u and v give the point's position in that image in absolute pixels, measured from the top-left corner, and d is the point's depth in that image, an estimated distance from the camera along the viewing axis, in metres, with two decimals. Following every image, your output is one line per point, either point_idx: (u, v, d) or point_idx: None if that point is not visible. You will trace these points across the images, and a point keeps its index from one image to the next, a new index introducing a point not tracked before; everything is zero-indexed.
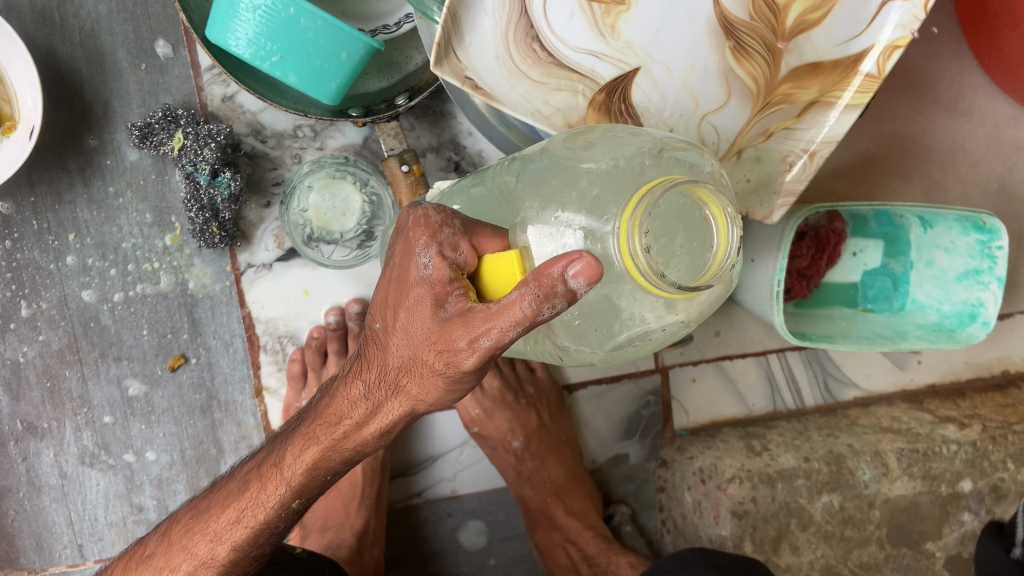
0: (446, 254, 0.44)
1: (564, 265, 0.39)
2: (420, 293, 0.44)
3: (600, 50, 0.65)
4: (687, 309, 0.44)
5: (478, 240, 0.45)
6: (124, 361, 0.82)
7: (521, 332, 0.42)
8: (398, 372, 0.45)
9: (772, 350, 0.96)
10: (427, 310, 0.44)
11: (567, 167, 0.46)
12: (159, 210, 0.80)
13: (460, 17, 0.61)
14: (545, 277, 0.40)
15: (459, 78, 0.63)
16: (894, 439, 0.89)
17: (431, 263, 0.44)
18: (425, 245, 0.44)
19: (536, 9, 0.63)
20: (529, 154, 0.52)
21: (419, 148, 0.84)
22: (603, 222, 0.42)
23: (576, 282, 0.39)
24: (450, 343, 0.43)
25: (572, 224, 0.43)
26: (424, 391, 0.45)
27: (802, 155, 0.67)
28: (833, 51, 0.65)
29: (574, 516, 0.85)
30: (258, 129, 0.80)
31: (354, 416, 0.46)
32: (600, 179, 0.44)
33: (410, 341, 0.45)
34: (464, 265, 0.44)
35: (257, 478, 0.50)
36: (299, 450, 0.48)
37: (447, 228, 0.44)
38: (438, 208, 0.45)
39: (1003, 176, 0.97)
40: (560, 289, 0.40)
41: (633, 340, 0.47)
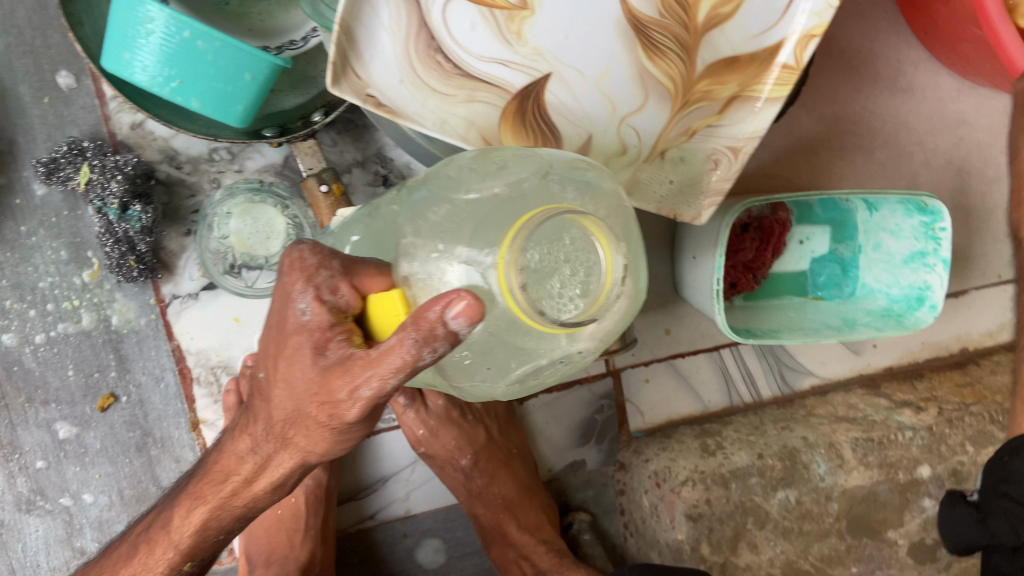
0: (324, 297, 0.41)
1: (442, 305, 0.36)
2: (300, 340, 0.42)
3: (507, 58, 0.62)
4: (582, 341, 0.42)
5: (359, 280, 0.42)
6: (51, 404, 0.79)
7: (405, 378, 0.39)
8: (283, 425, 0.44)
9: (724, 345, 0.94)
10: (308, 359, 0.42)
11: (447, 198, 0.44)
12: (75, 246, 0.77)
13: (354, 33, 0.58)
14: (423, 319, 0.37)
15: (360, 96, 0.60)
16: (849, 429, 0.88)
17: (309, 308, 0.42)
18: (301, 290, 0.42)
19: (435, 20, 0.61)
20: (415, 182, 0.49)
21: (343, 163, 0.80)
22: (484, 254, 0.39)
23: (456, 323, 0.36)
24: (332, 395, 0.41)
25: (454, 259, 0.40)
26: (312, 443, 0.43)
27: (726, 152, 0.64)
28: (749, 44, 0.63)
29: (527, 531, 0.83)
30: (171, 155, 0.77)
31: (241, 471, 0.45)
32: (479, 209, 0.42)
33: (292, 394, 0.43)
34: (347, 308, 0.42)
35: (144, 543, 0.49)
36: (186, 511, 0.47)
37: (324, 270, 0.42)
38: (314, 249, 0.43)
39: (950, 152, 0.95)
40: (441, 331, 0.37)
41: (529, 374, 0.45)
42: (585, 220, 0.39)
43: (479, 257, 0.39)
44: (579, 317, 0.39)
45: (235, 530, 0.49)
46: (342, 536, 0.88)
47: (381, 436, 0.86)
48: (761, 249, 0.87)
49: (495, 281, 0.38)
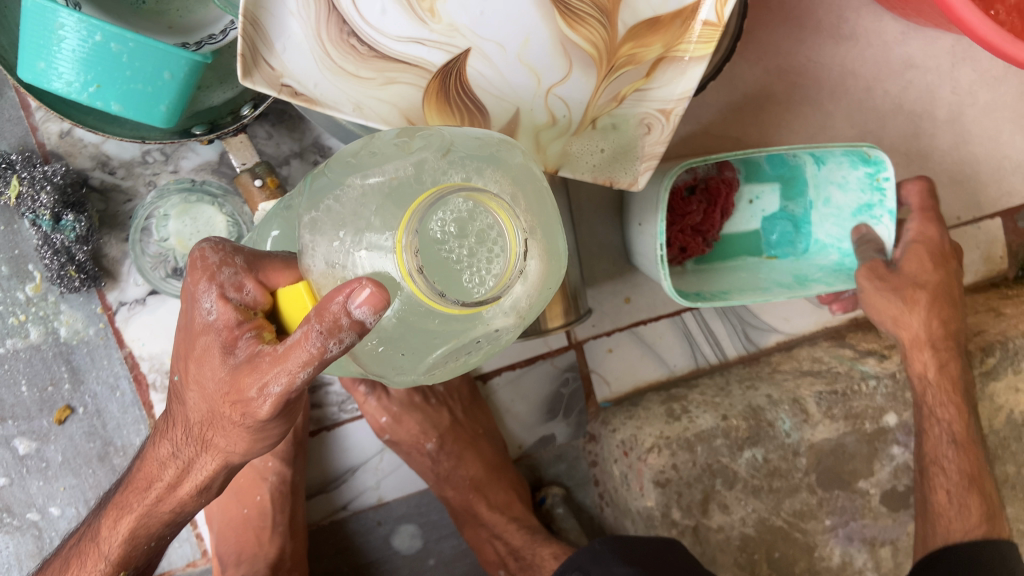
0: (229, 295, 0.40)
1: (344, 296, 0.35)
2: (207, 341, 0.41)
3: (423, 36, 0.61)
4: (502, 320, 0.41)
5: (265, 274, 0.40)
6: (8, 420, 0.79)
7: (314, 371, 0.38)
8: (201, 427, 0.42)
9: (686, 309, 0.94)
10: (217, 359, 0.40)
11: (339, 184, 0.41)
12: (13, 260, 0.76)
13: (261, 23, 0.57)
14: (326, 311, 0.36)
15: (274, 87, 0.59)
16: (813, 383, 0.87)
17: (215, 307, 0.40)
18: (205, 289, 0.41)
19: (345, 4, 0.59)
20: (317, 172, 0.47)
21: (281, 156, 0.79)
22: (382, 235, 0.37)
23: (361, 312, 0.35)
24: (242, 393, 0.40)
25: (355, 245, 0.38)
26: (231, 442, 0.42)
27: (658, 116, 0.64)
28: (669, 3, 0.62)
29: (498, 509, 0.83)
30: (103, 161, 0.76)
31: (164, 477, 0.43)
32: (375, 193, 0.39)
33: (204, 394, 0.41)
34: (255, 305, 0.41)
35: (76, 557, 0.47)
36: (115, 520, 0.45)
37: (227, 267, 0.40)
38: (216, 247, 0.41)
39: (899, 97, 0.94)
40: (346, 322, 0.36)
41: (450, 359, 0.42)
42: (481, 194, 0.38)
43: (378, 242, 0.37)
44: (486, 296, 0.37)
45: (167, 539, 0.46)
46: (315, 530, 0.88)
47: (345, 427, 0.86)
48: (708, 210, 0.85)
49: (394, 267, 0.37)
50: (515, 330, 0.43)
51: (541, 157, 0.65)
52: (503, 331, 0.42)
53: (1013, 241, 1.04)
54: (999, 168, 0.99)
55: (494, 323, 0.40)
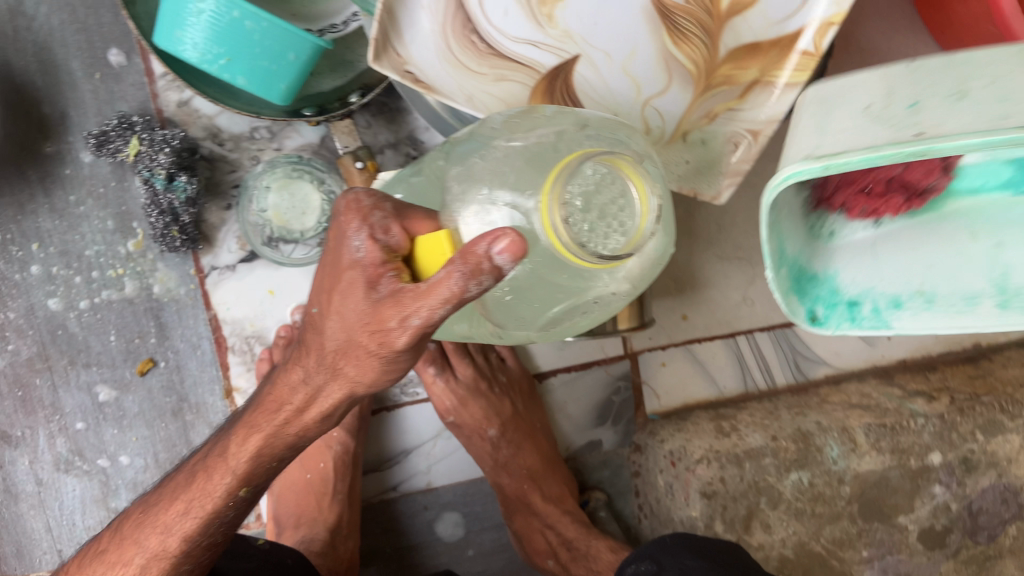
0: (377, 236, 0.46)
1: (489, 242, 0.40)
2: (353, 275, 0.46)
3: (538, 39, 0.66)
4: (619, 283, 0.47)
5: (409, 223, 0.47)
6: (93, 367, 0.83)
7: (450, 308, 0.43)
8: (336, 355, 0.48)
9: (741, 332, 0.96)
10: (361, 292, 0.46)
11: (487, 146, 0.48)
12: (120, 216, 0.81)
13: (395, 11, 0.61)
14: (471, 255, 0.40)
15: (398, 72, 0.63)
16: (863, 414, 0.90)
17: (363, 246, 0.46)
18: (357, 228, 0.46)
19: (473, 3, 0.64)
20: (458, 136, 0.53)
21: (377, 144, 0.84)
22: (525, 197, 0.43)
23: (501, 258, 0.40)
24: (383, 324, 0.45)
25: (498, 202, 0.44)
26: (361, 372, 0.48)
27: (746, 136, 0.68)
28: (770, 30, 0.65)
29: (551, 501, 0.90)
30: (214, 133, 0.81)
31: (295, 401, 0.50)
32: (520, 154, 0.46)
33: (344, 325, 0.47)
34: (397, 248, 0.46)
35: (203, 470, 0.52)
36: (243, 438, 0.51)
37: (378, 211, 0.47)
38: (369, 193, 0.48)
39: None
40: (487, 266, 0.41)
41: (567, 314, 0.49)
42: (618, 161, 0.42)
43: (521, 202, 0.43)
44: (619, 252, 0.42)
45: (287, 459, 0.53)
46: (366, 506, 0.91)
47: (405, 409, 0.90)
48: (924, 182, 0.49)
49: (538, 221, 0.42)
50: (624, 296, 0.50)
51: None
52: (617, 295, 0.49)
53: None
54: None
55: (612, 282, 0.46)
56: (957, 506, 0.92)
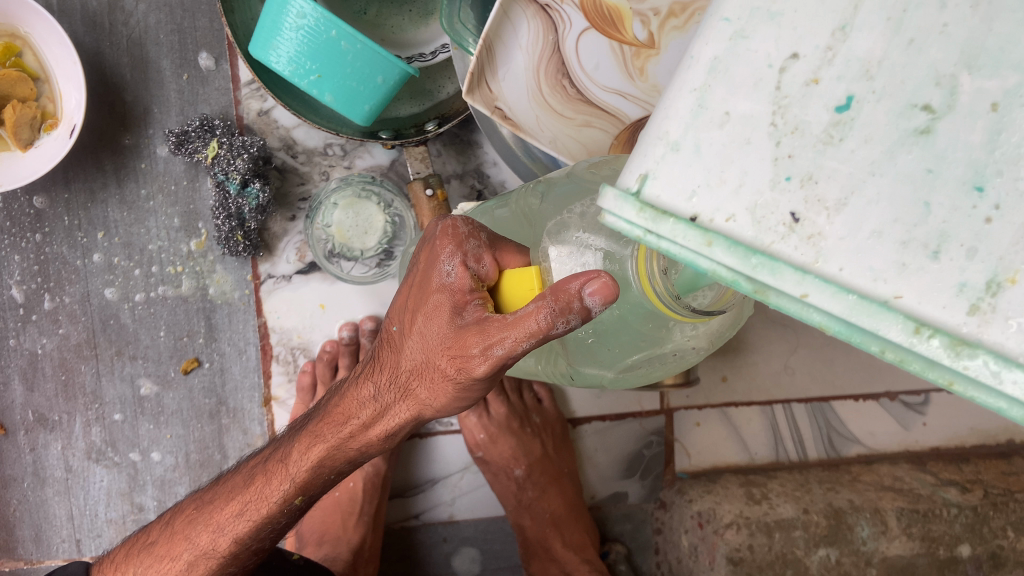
0: (469, 264, 0.46)
1: (581, 282, 0.40)
2: (440, 298, 0.47)
3: (627, 90, 0.66)
4: (699, 337, 0.48)
5: (500, 255, 0.47)
6: (138, 360, 0.84)
7: (533, 342, 0.42)
8: (409, 376, 0.49)
9: (779, 401, 0.96)
10: (446, 316, 0.46)
11: (588, 189, 0.48)
12: (187, 215, 0.82)
13: (494, 50, 0.63)
14: (562, 292, 0.40)
15: (488, 107, 0.66)
16: (894, 498, 0.89)
17: (454, 271, 0.46)
18: (450, 253, 0.46)
19: (568, 48, 0.64)
20: (553, 177, 0.54)
21: (445, 174, 0.86)
22: (622, 245, 0.44)
23: (591, 301, 0.40)
24: (464, 350, 0.45)
25: (592, 245, 0.45)
26: (432, 396, 0.48)
27: None
28: None
29: (572, 549, 0.88)
30: (289, 145, 0.83)
31: (361, 416, 0.52)
32: None
33: (425, 347, 0.48)
34: (485, 278, 0.46)
35: (262, 474, 0.56)
36: (305, 447, 0.54)
37: (473, 239, 0.47)
38: (466, 220, 0.48)
39: None
40: (577, 306, 0.40)
41: (644, 362, 0.50)
42: None
43: (617, 250, 0.44)
44: (709, 306, 0.43)
45: (343, 473, 0.55)
46: (387, 532, 0.91)
47: (437, 438, 0.90)
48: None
49: (634, 267, 0.42)
50: (698, 352, 0.51)
51: None
52: (694, 349, 0.50)
53: None
54: None
55: (691, 335, 0.47)
56: None
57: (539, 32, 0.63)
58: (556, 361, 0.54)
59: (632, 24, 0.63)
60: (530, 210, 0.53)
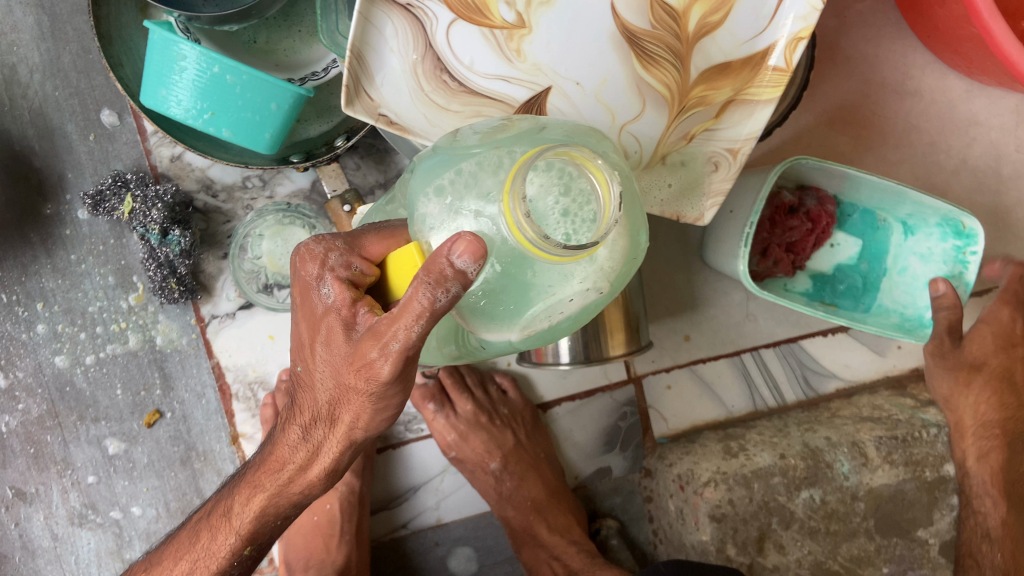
0: (341, 276, 0.46)
1: (448, 247, 0.39)
2: (330, 321, 0.47)
3: (508, 74, 0.66)
4: (594, 279, 0.44)
5: (366, 250, 0.47)
6: (101, 421, 0.85)
7: (427, 323, 0.42)
8: (330, 406, 0.49)
9: (746, 350, 0.96)
10: (341, 335, 0.46)
11: (455, 157, 0.46)
12: (120, 272, 0.83)
13: (364, 57, 0.63)
14: (433, 265, 0.40)
15: (372, 116, 0.64)
16: (873, 428, 0.88)
17: (331, 289, 0.46)
18: (320, 276, 0.47)
19: (440, 42, 0.64)
20: (423, 156, 0.52)
21: (367, 185, 0.86)
22: (489, 202, 0.41)
23: (462, 261, 0.39)
24: (366, 358, 0.45)
25: (463, 210, 0.43)
26: (355, 416, 0.49)
27: (725, 154, 0.69)
28: (740, 49, 0.66)
29: (557, 532, 0.87)
30: (207, 185, 0.83)
31: (295, 460, 0.52)
32: (483, 160, 0.44)
33: (332, 372, 0.48)
34: (363, 277, 0.47)
35: (208, 529, 0.58)
36: (247, 498, 0.55)
37: (333, 252, 0.47)
38: (319, 240, 0.48)
39: (963, 153, 0.97)
40: (450, 272, 0.40)
41: (548, 320, 0.46)
42: (573, 152, 0.40)
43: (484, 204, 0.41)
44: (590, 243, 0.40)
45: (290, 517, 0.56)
46: (376, 545, 0.92)
47: (410, 445, 0.91)
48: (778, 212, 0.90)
49: (503, 224, 0.40)
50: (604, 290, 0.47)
51: None
52: (596, 296, 0.46)
53: None
54: None
55: (584, 279, 0.43)
56: None
57: (408, 32, 0.63)
58: (465, 336, 0.52)
59: (499, 7, 0.63)
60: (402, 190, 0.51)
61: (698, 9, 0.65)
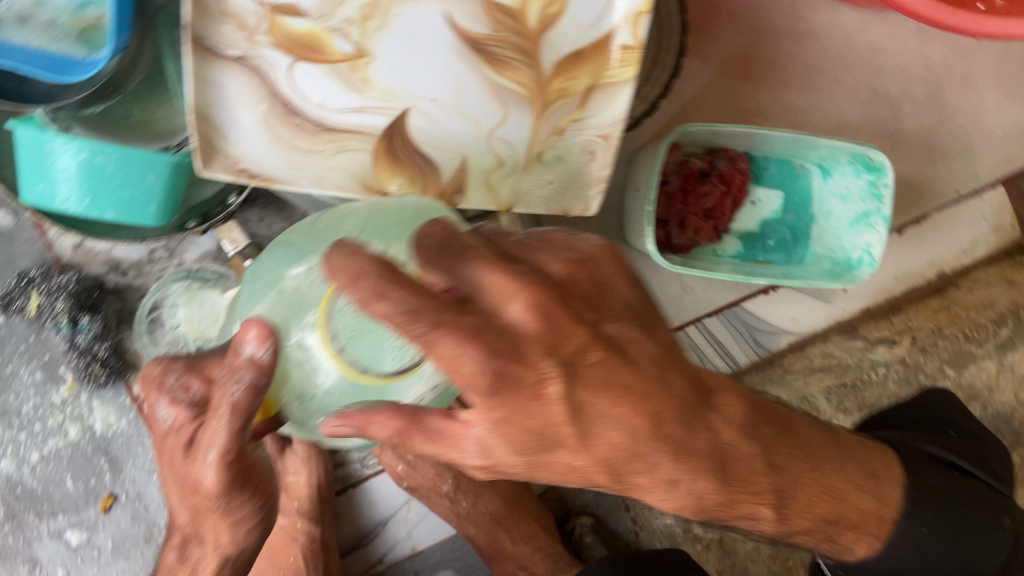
0: (179, 398, 0.54)
1: (241, 340, 0.49)
2: (173, 440, 0.55)
3: (362, 105, 0.65)
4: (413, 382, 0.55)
5: (203, 370, 0.54)
6: (58, 515, 0.85)
7: (232, 420, 0.50)
8: (195, 522, 0.58)
9: (689, 322, 0.95)
10: (178, 453, 0.54)
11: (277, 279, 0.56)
12: (47, 366, 0.83)
13: (211, 117, 0.62)
14: (233, 361, 0.49)
15: (234, 172, 0.64)
16: (821, 380, 0.95)
17: (170, 411, 0.54)
18: (159, 399, 0.55)
19: (285, 86, 0.63)
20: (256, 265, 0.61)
21: (274, 235, 0.86)
22: (309, 326, 0.53)
23: (252, 347, 0.49)
24: (196, 467, 0.53)
25: (303, 332, 0.52)
26: (217, 532, 0.57)
27: (598, 141, 0.68)
28: (587, 35, 0.66)
29: (520, 541, 0.87)
30: (115, 264, 0.84)
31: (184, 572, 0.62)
32: (302, 283, 0.55)
33: (183, 494, 0.57)
34: (196, 400, 0.54)
35: None
36: None
37: (171, 373, 0.55)
38: (157, 363, 0.56)
39: (871, 83, 0.94)
40: (243, 363, 0.49)
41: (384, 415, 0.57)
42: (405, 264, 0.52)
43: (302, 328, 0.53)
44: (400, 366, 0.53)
45: None
46: None
47: (369, 481, 0.90)
48: (688, 180, 0.89)
49: (321, 347, 0.52)
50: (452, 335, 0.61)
51: (491, 200, 0.70)
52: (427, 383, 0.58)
53: None
54: (989, 137, 0.97)
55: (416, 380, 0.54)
56: None
57: (252, 83, 0.63)
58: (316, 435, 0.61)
59: (335, 42, 0.63)
60: (235, 300, 0.61)
61: (535, 4, 0.65)
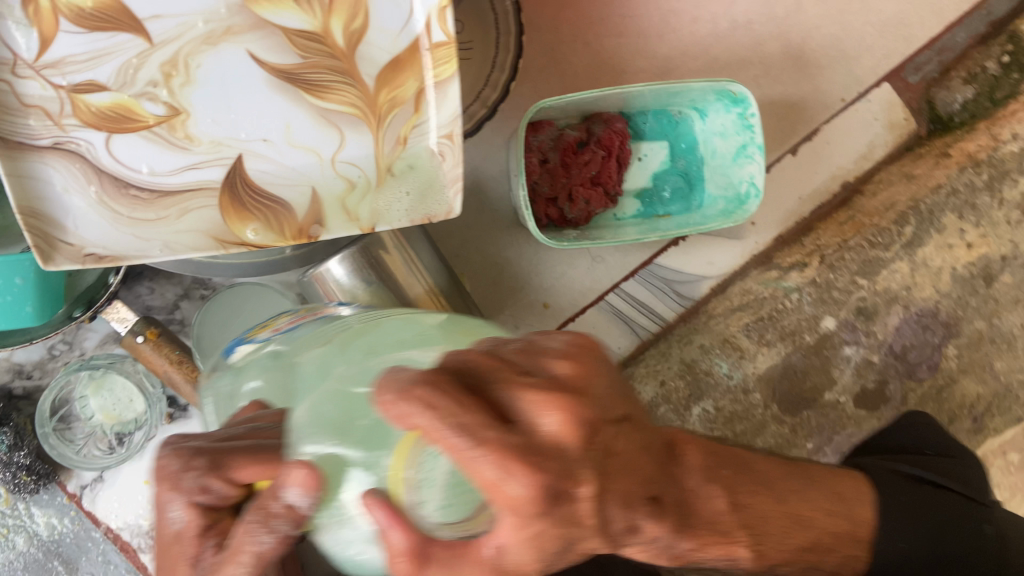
0: (195, 498, 0.43)
1: (285, 481, 0.37)
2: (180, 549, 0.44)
3: (192, 162, 0.64)
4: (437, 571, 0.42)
5: (229, 471, 0.43)
6: None
7: (253, 568, 0.39)
8: None
9: (607, 291, 0.93)
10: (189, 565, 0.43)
11: (336, 386, 0.42)
12: None
13: (41, 211, 0.60)
14: (268, 498, 0.37)
15: (79, 259, 0.61)
16: (740, 318, 0.93)
17: (182, 512, 0.43)
18: (171, 496, 0.43)
19: (109, 161, 0.62)
20: (298, 352, 0.52)
21: (169, 303, 0.85)
22: (375, 451, 0.37)
23: (297, 492, 0.37)
24: None
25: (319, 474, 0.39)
26: None
27: (442, 143, 0.67)
28: (399, 41, 0.65)
29: None
30: (18, 369, 0.83)
31: None
32: (345, 400, 0.41)
33: None
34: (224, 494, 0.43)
35: None
36: None
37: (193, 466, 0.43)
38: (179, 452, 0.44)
39: (729, 14, 0.93)
40: (280, 507, 0.37)
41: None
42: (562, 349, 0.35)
43: (373, 458, 0.37)
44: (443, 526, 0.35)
45: None
46: None
47: None
48: (567, 152, 0.88)
49: (389, 464, 0.36)
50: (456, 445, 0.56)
51: (352, 224, 0.66)
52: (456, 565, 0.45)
53: (914, 97, 0.97)
54: (861, 40, 0.96)
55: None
56: (879, 356, 0.93)
57: (74, 167, 0.62)
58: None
59: (143, 106, 0.62)
60: (267, 370, 0.54)
61: (337, 22, 0.64)
